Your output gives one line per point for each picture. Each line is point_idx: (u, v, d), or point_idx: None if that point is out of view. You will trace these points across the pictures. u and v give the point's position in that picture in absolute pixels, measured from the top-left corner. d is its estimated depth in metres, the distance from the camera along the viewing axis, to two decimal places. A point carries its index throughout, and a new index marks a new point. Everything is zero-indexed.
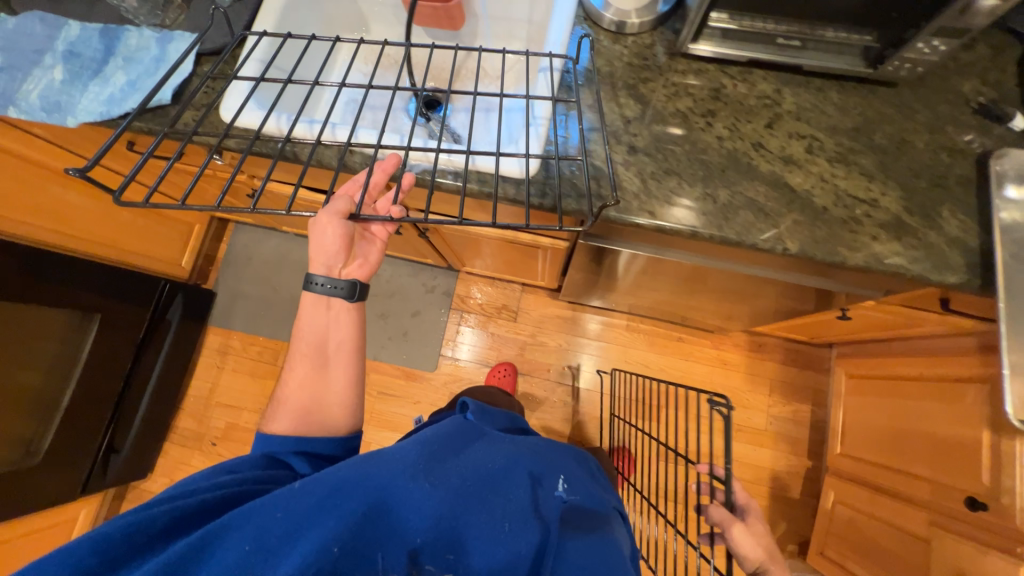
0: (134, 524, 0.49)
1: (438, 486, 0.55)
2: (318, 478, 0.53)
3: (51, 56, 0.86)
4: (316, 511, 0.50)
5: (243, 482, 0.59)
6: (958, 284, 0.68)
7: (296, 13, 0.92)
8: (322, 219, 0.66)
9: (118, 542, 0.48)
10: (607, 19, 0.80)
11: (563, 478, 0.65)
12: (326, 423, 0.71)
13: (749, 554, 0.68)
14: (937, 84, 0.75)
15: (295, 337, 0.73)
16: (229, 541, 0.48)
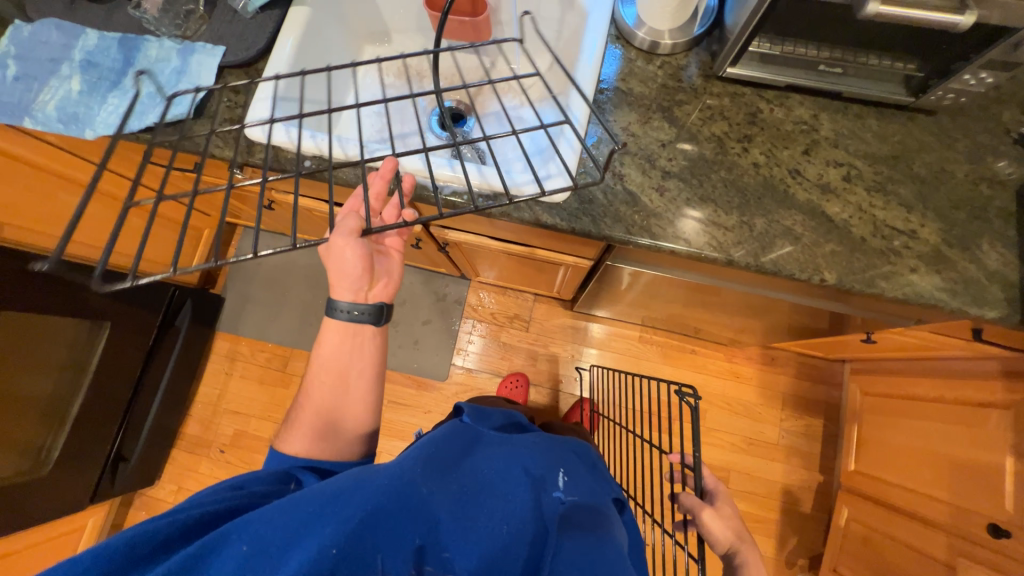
0: (123, 542, 0.43)
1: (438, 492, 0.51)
2: (314, 488, 0.48)
3: (68, 66, 0.84)
4: (311, 518, 0.44)
5: (248, 497, 0.52)
6: (997, 319, 0.67)
7: (319, 24, 0.90)
8: (336, 241, 0.63)
9: (104, 563, 0.42)
10: (640, 38, 0.79)
11: (565, 473, 0.61)
12: (342, 446, 0.67)
13: (718, 537, 0.74)
14: (977, 112, 0.74)
15: (314, 353, 0.69)
16: (222, 559, 0.42)
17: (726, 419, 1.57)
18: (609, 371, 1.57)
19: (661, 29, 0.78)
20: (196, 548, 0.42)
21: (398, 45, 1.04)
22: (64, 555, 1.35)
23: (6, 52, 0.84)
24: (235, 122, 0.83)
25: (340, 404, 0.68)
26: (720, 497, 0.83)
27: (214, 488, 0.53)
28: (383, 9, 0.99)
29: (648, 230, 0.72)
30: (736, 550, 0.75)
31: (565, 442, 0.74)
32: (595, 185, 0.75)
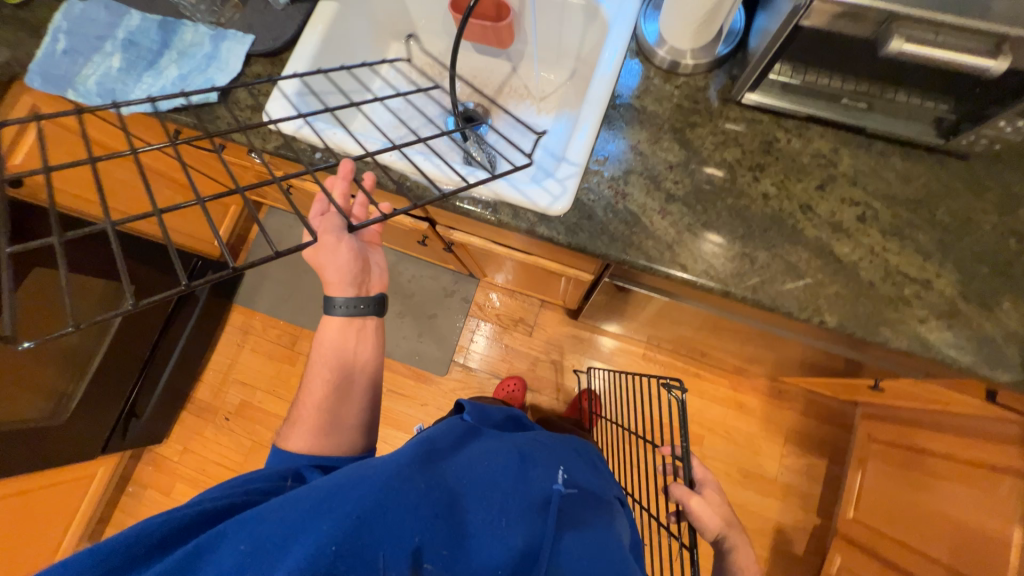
0: (127, 537, 0.46)
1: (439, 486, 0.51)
2: (312, 486, 0.49)
3: (111, 44, 0.89)
4: (309, 514, 0.45)
5: (248, 494, 0.53)
6: (1011, 384, 0.63)
7: (347, 19, 0.92)
8: (329, 232, 0.67)
9: (112, 558, 0.45)
10: (660, 57, 0.77)
11: (564, 467, 0.64)
12: (343, 441, 0.68)
13: (708, 524, 0.84)
14: (1015, 161, 0.69)
15: (318, 348, 0.72)
16: (220, 555, 0.44)
17: (724, 449, 1.52)
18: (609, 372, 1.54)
19: (682, 48, 0.76)
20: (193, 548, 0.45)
21: (424, 44, 1.05)
22: (72, 498, 1.45)
23: (58, 26, 0.89)
24: (256, 108, 0.85)
25: (344, 397, 0.70)
26: (710, 487, 0.92)
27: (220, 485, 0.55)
28: (411, 8, 1.00)
29: (642, 251, 0.71)
30: (725, 535, 0.86)
31: (564, 439, 0.75)
32: (596, 201, 0.74)
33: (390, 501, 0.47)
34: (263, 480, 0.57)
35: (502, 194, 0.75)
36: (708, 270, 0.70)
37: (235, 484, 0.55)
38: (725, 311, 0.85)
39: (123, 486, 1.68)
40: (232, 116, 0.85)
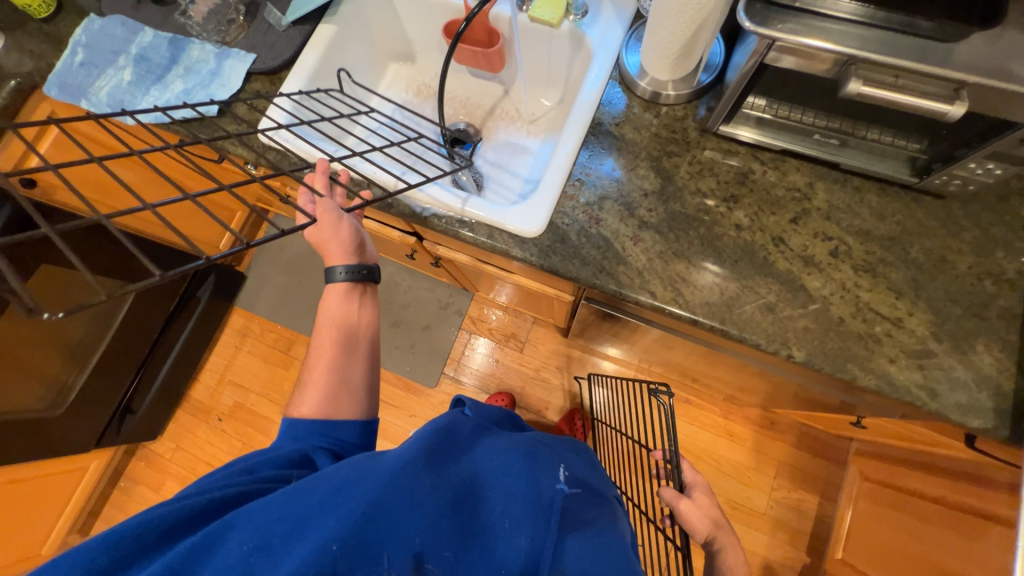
0: (142, 524, 0.49)
1: (444, 485, 0.50)
2: (316, 481, 0.49)
3: (124, 58, 0.93)
4: (314, 511, 0.46)
5: (256, 481, 0.55)
6: (982, 429, 0.62)
7: (345, 41, 0.96)
8: (328, 212, 0.67)
9: (129, 540, 0.49)
10: (641, 87, 0.79)
11: (565, 466, 0.62)
12: (353, 403, 0.68)
13: (697, 527, 0.83)
14: (992, 202, 0.68)
15: (322, 315, 0.70)
16: (227, 546, 0.46)
17: (713, 478, 1.49)
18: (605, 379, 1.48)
19: (661, 80, 0.77)
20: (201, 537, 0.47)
21: (421, 65, 1.09)
22: (65, 488, 1.48)
23: (77, 40, 0.95)
24: (252, 123, 0.89)
25: (348, 365, 0.69)
26: (700, 490, 0.91)
27: (230, 470, 0.57)
28: (409, 31, 1.04)
29: (613, 276, 0.72)
30: (715, 537, 0.84)
31: (562, 442, 0.76)
32: (570, 225, 0.75)
33: (394, 501, 0.46)
34: (271, 465, 0.58)
35: (478, 215, 0.77)
36: (701, 293, 0.70)
37: (244, 471, 0.57)
38: (716, 346, 0.84)
39: (115, 480, 1.71)
40: (230, 129, 0.88)
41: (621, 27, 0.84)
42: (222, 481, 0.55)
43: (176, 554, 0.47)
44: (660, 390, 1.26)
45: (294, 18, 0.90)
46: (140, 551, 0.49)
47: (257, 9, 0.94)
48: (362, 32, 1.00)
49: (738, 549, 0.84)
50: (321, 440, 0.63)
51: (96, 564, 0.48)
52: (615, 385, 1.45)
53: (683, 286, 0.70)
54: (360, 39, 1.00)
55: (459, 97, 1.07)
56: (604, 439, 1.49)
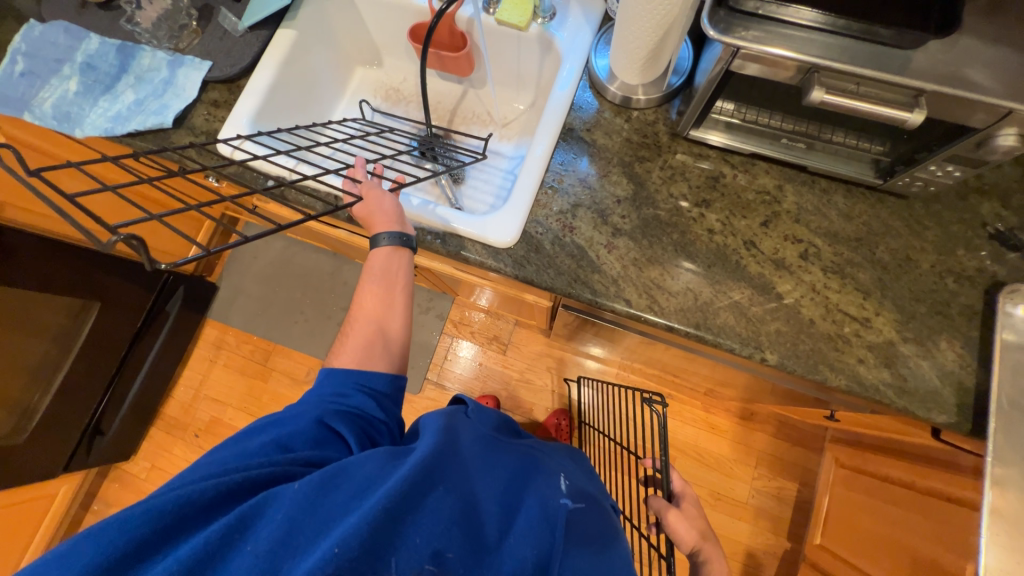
0: (180, 499, 0.46)
1: (453, 493, 0.50)
2: (343, 475, 0.49)
3: (70, 67, 0.87)
4: (341, 507, 0.46)
5: (294, 463, 0.52)
6: (946, 423, 0.64)
7: (306, 46, 0.92)
8: (373, 187, 0.68)
9: (168, 514, 0.45)
10: (611, 92, 0.78)
11: (566, 478, 0.61)
12: (386, 356, 0.66)
13: (683, 537, 0.85)
14: (951, 201, 0.70)
15: (364, 275, 0.67)
16: (261, 533, 0.45)
17: (696, 470, 1.52)
18: (597, 382, 1.53)
19: (631, 84, 0.77)
20: (226, 525, 0.45)
21: (390, 69, 1.07)
22: (32, 516, 1.42)
23: (17, 48, 0.88)
24: (211, 134, 0.84)
25: (386, 318, 0.66)
26: (687, 501, 0.93)
27: (263, 444, 0.54)
28: (375, 34, 1.01)
29: (588, 285, 0.71)
30: (700, 549, 0.85)
31: (558, 449, 0.75)
32: (544, 234, 0.74)
33: (409, 503, 0.47)
34: (306, 442, 0.55)
35: (451, 226, 0.75)
36: (679, 294, 0.70)
37: (282, 448, 0.54)
38: (696, 351, 0.85)
39: (89, 504, 1.65)
40: (186, 141, 0.84)
41: (590, 29, 0.83)
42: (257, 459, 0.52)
43: (190, 548, 0.44)
44: (647, 392, 1.29)
45: (250, 23, 0.85)
46: (176, 528, 0.46)
47: (211, 13, 0.90)
48: (326, 35, 0.97)
49: (721, 562, 0.85)
50: (355, 385, 0.62)
51: (137, 534, 0.45)
52: (609, 390, 1.54)
53: (660, 287, 0.71)
54: (323, 43, 0.97)
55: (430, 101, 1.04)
56: (592, 441, 1.53)
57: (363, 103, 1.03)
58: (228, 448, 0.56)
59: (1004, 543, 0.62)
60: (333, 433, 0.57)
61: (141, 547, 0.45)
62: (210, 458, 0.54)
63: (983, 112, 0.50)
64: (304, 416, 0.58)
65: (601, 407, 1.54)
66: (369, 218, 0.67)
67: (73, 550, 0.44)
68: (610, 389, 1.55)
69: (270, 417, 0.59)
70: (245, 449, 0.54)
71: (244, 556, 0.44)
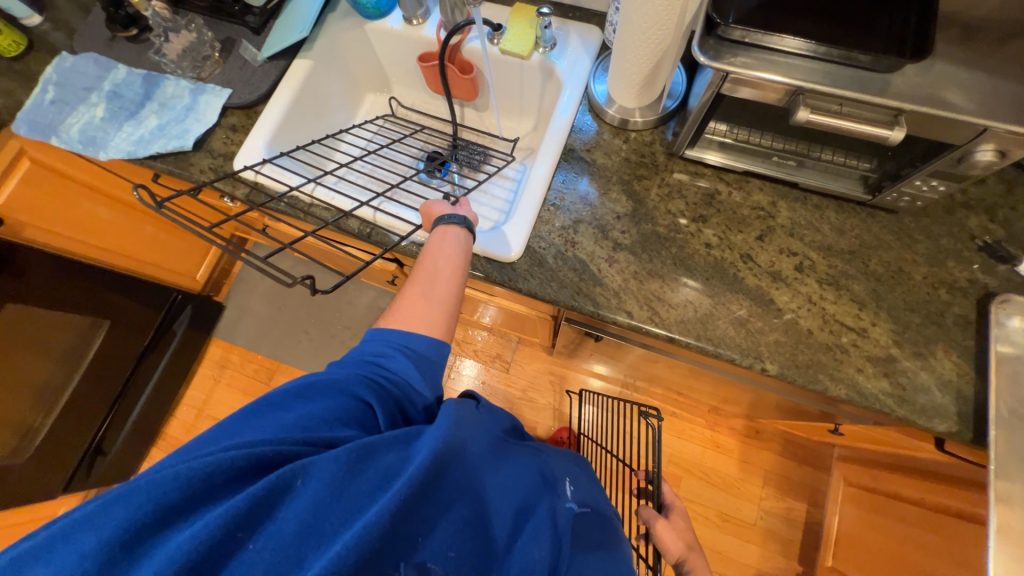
0: (200, 470, 0.45)
1: (463, 492, 0.52)
2: (369, 460, 0.49)
3: (97, 95, 0.92)
4: (365, 493, 0.47)
5: (312, 444, 0.49)
6: (948, 432, 0.64)
7: (322, 74, 0.98)
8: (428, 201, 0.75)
9: (201, 479, 0.45)
10: (610, 114, 0.82)
11: (568, 483, 0.66)
12: (430, 316, 0.63)
13: (670, 547, 0.84)
14: (939, 215, 0.73)
15: (420, 257, 0.68)
16: (291, 510, 0.45)
17: (701, 490, 1.50)
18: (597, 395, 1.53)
19: (630, 107, 0.81)
20: (230, 518, 0.43)
21: (399, 95, 1.12)
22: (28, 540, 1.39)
23: (49, 79, 0.93)
24: (228, 156, 0.89)
25: (431, 286, 0.64)
26: (676, 512, 0.93)
27: (297, 416, 0.52)
28: (385, 64, 1.07)
29: (590, 297, 0.73)
30: (686, 559, 0.85)
31: (566, 452, 0.77)
32: (547, 249, 0.77)
33: (426, 496, 0.49)
34: (331, 417, 0.52)
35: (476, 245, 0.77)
36: (682, 309, 0.72)
37: (305, 429, 0.51)
38: (695, 361, 0.87)
39: None
40: (204, 163, 0.88)
41: (589, 57, 0.88)
42: (282, 435, 0.49)
43: (195, 537, 0.43)
44: (647, 409, 1.29)
45: (270, 53, 0.91)
46: (202, 496, 0.45)
47: (233, 45, 0.95)
48: (341, 65, 1.02)
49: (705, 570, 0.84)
50: (397, 347, 0.60)
51: (168, 496, 0.44)
52: (614, 405, 1.53)
53: (660, 299, 0.73)
54: (337, 72, 1.02)
55: (437, 127, 1.10)
56: (591, 449, 1.48)
57: (390, 99, 1.11)
58: (261, 413, 0.53)
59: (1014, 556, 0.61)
60: (365, 405, 0.55)
61: (168, 514, 0.44)
62: (241, 421, 0.53)
63: (961, 128, 0.53)
64: (339, 387, 0.55)
65: (602, 423, 1.52)
66: (428, 219, 0.74)
67: (110, 507, 0.44)
68: (613, 405, 1.55)
69: (305, 380, 0.55)
70: (276, 419, 0.52)
71: (253, 554, 0.44)
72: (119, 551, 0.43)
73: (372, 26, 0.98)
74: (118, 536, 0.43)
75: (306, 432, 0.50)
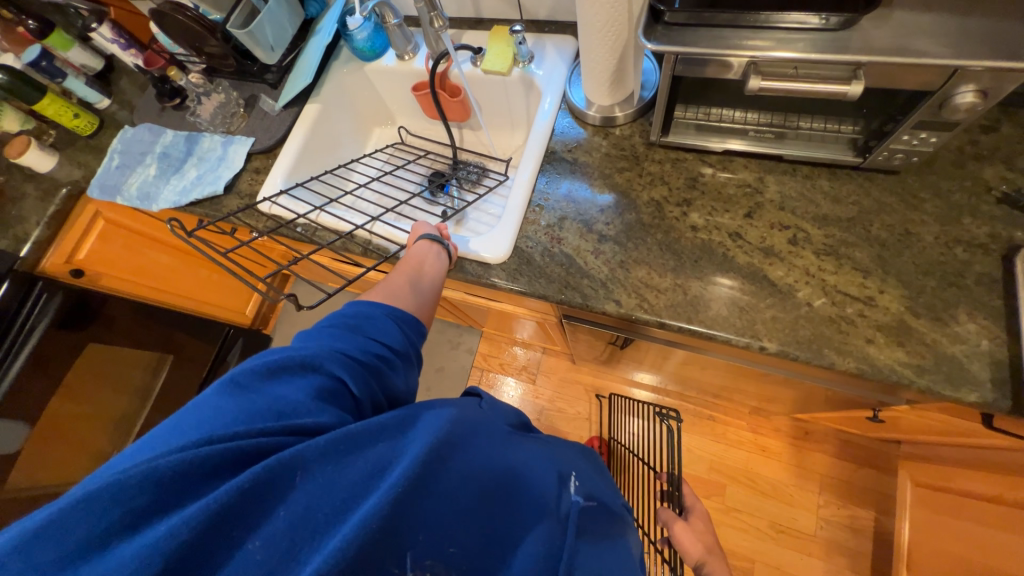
0: (175, 466, 0.43)
1: (461, 485, 0.50)
2: (359, 452, 0.48)
3: (150, 157, 1.08)
4: (358, 487, 0.46)
5: (296, 434, 0.48)
6: (983, 402, 0.58)
7: (330, 115, 1.09)
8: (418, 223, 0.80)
9: (181, 476, 0.43)
10: (591, 116, 0.85)
11: (575, 476, 0.64)
12: (415, 299, 0.69)
13: (686, 547, 0.82)
14: (946, 170, 0.68)
15: (403, 259, 0.74)
16: (284, 506, 0.45)
17: (749, 499, 1.39)
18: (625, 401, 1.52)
19: (606, 106, 0.83)
20: (217, 515, 0.42)
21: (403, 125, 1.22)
22: None
23: (115, 149, 1.11)
24: (253, 195, 1.00)
25: (417, 280, 0.71)
26: (695, 514, 0.89)
27: (271, 402, 0.50)
28: (387, 99, 1.17)
29: (577, 290, 0.74)
30: (704, 562, 0.82)
31: (569, 443, 0.76)
32: (534, 248, 0.79)
33: (423, 490, 0.48)
34: (310, 400, 0.51)
35: (465, 250, 0.81)
36: (688, 298, 0.70)
37: (281, 415, 0.50)
38: (698, 347, 0.83)
39: None
40: (234, 203, 1.00)
41: (565, 65, 0.92)
42: (257, 424, 0.48)
43: (174, 535, 0.41)
44: (674, 414, 1.25)
45: (285, 102, 1.04)
46: (181, 490, 0.43)
47: (255, 100, 1.09)
48: (348, 105, 1.13)
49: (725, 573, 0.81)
50: (382, 312, 0.63)
51: (141, 493, 0.42)
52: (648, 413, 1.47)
53: (647, 285, 0.72)
54: (345, 111, 1.13)
55: (437, 149, 1.17)
56: (620, 458, 1.43)
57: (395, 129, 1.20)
58: (225, 395, 0.51)
59: None
60: (337, 381, 0.54)
61: (144, 512, 0.43)
62: (210, 404, 0.50)
63: (928, 71, 0.51)
64: (314, 364, 0.54)
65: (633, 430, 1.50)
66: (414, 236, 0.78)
67: (75, 509, 0.42)
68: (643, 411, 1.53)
69: (274, 358, 0.53)
70: (246, 401, 0.50)
71: (247, 553, 0.43)
72: (90, 553, 0.42)
73: (371, 67, 1.09)
74: (90, 537, 0.42)
75: (286, 419, 0.49)
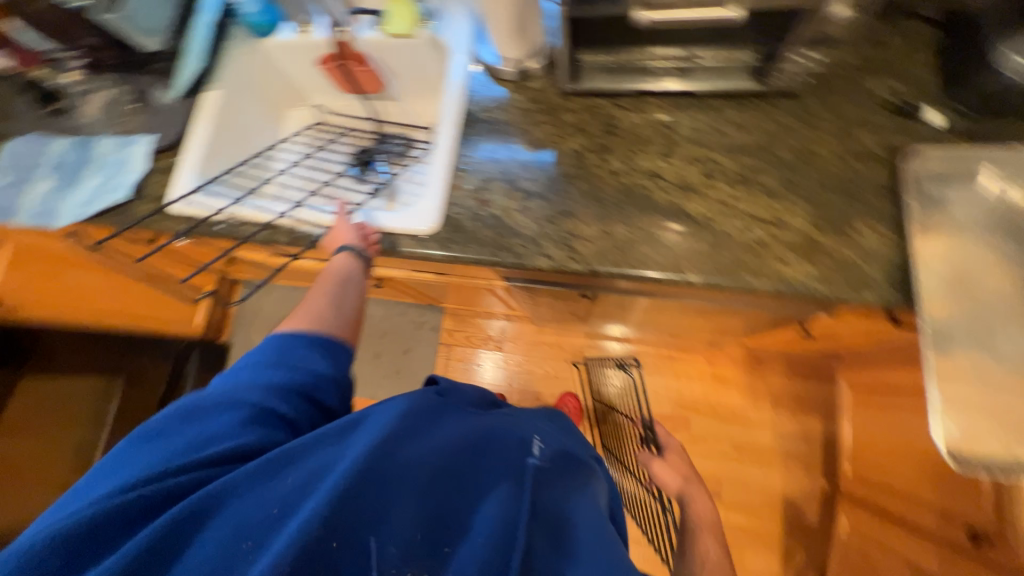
0: (97, 516, 0.42)
1: (413, 470, 0.47)
2: (292, 463, 0.46)
3: (38, 169, 0.96)
4: (294, 493, 0.44)
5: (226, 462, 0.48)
6: (882, 302, 0.62)
7: (234, 100, 1.01)
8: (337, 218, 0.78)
9: (106, 522, 0.42)
10: (506, 72, 0.83)
11: (543, 437, 0.62)
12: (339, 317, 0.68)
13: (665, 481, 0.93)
14: (840, 89, 0.71)
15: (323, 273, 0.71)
16: (221, 528, 0.42)
17: (712, 427, 1.48)
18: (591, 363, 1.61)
19: (518, 59, 0.81)
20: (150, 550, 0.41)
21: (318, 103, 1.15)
22: None
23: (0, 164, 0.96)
24: (162, 197, 0.93)
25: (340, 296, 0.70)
26: (671, 451, 1.01)
27: (193, 436, 0.49)
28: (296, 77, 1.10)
29: (509, 250, 0.74)
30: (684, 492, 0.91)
31: (536, 411, 0.78)
32: (462, 214, 0.78)
33: (367, 483, 0.44)
34: (235, 429, 0.50)
35: (392, 225, 0.79)
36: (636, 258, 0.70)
37: (202, 449, 0.48)
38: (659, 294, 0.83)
39: None
40: (143, 208, 0.93)
41: (471, 20, 0.88)
42: (179, 461, 0.47)
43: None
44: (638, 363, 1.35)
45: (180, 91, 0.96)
46: (106, 540, 0.42)
47: (147, 94, 1.00)
48: (253, 88, 1.05)
49: (705, 500, 0.88)
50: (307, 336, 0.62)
51: (66, 549, 0.41)
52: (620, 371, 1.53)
53: (576, 236, 0.73)
54: (251, 95, 1.05)
55: (359, 127, 1.12)
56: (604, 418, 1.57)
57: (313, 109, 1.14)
58: (148, 441, 0.50)
59: (962, 413, 0.57)
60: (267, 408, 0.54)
61: (77, 563, 0.41)
62: (131, 454, 0.49)
63: None
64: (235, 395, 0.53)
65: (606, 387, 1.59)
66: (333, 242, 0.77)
67: None
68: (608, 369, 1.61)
69: (195, 400, 0.53)
70: (160, 444, 0.49)
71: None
72: None
73: (270, 43, 1.03)
74: None
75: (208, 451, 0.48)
